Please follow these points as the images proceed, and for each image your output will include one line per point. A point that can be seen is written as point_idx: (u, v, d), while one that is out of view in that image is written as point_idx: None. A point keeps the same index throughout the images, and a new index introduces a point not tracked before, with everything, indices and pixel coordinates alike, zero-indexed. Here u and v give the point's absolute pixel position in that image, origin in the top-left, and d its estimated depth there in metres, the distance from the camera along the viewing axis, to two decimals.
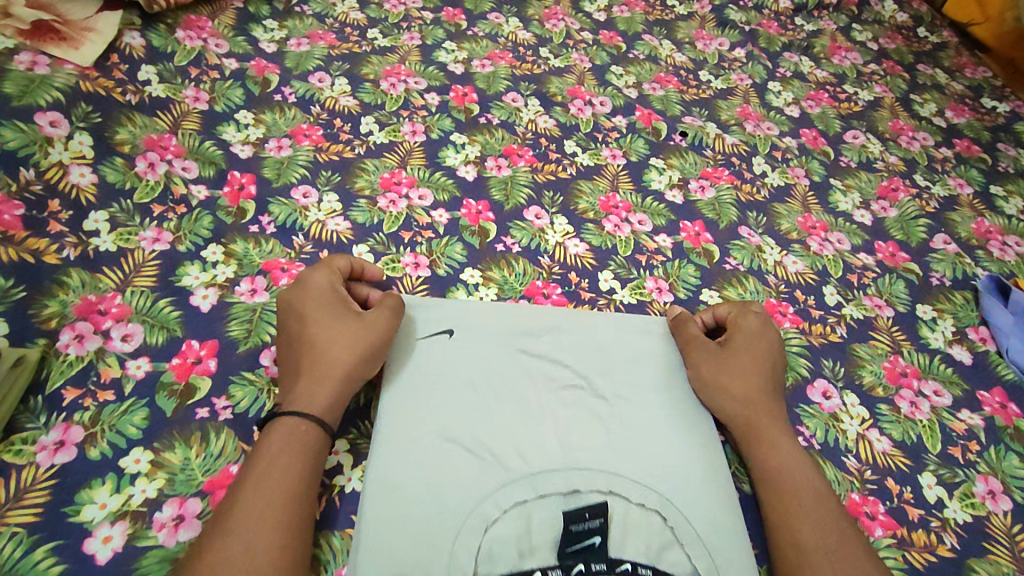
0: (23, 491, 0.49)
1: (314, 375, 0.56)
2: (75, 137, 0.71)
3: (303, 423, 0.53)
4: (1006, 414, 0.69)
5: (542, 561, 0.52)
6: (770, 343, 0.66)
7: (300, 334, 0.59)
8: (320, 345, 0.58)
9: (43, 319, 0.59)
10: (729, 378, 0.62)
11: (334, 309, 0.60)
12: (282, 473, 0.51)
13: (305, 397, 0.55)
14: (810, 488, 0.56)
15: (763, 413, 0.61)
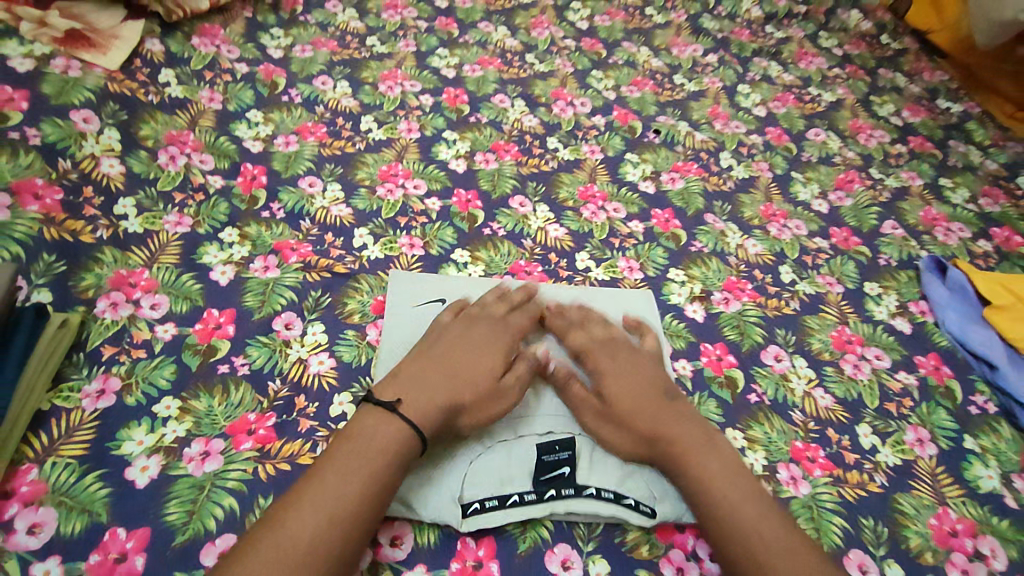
0: (72, 429, 0.57)
1: (437, 390, 0.58)
2: (105, 133, 0.79)
3: (409, 430, 0.54)
4: (938, 375, 0.78)
5: (519, 486, 0.60)
6: (639, 359, 0.66)
7: (447, 354, 0.62)
8: (457, 368, 0.61)
9: (82, 289, 0.67)
10: (613, 406, 0.62)
11: (489, 347, 0.64)
12: (360, 460, 0.52)
13: (422, 404, 0.56)
14: (724, 482, 0.56)
15: (663, 427, 0.60)
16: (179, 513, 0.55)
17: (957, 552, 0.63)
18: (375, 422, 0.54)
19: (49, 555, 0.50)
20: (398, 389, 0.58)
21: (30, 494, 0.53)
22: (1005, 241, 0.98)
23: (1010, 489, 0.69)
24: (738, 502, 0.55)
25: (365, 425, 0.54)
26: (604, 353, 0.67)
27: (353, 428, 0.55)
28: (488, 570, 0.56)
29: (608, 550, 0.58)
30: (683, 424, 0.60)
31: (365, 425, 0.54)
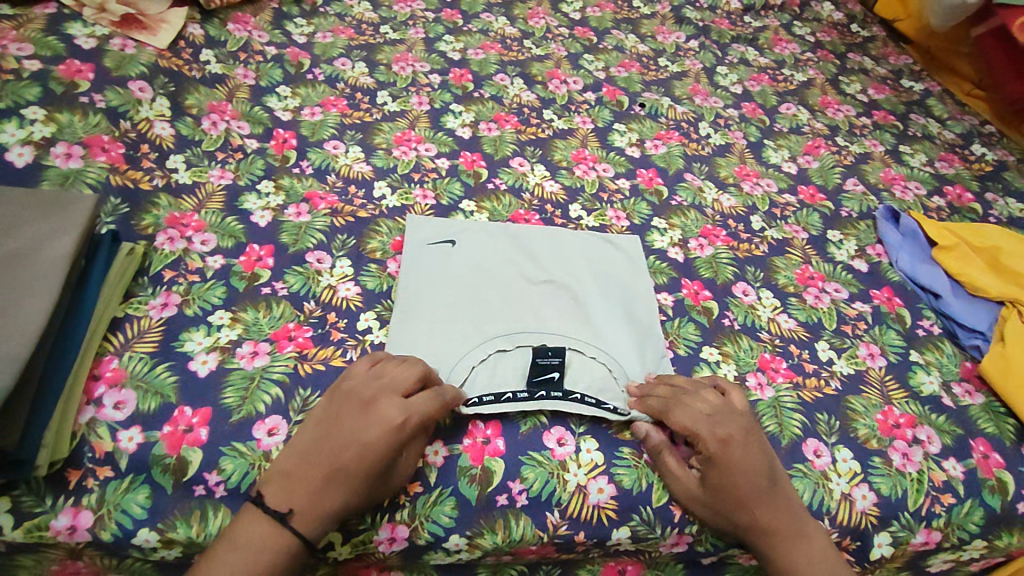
0: (143, 332, 0.68)
1: (326, 501, 0.55)
2: (157, 101, 0.91)
3: (296, 543, 0.54)
4: (890, 304, 0.88)
5: (514, 387, 0.70)
6: (751, 441, 0.63)
7: (340, 439, 0.57)
8: (349, 467, 0.56)
9: (143, 227, 0.78)
10: (714, 495, 0.61)
11: (390, 436, 0.58)
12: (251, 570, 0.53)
13: (311, 518, 0.55)
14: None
15: (760, 517, 0.61)
16: (234, 397, 0.65)
17: (898, 439, 0.72)
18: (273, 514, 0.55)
19: (132, 424, 0.61)
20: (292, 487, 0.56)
21: (113, 378, 0.63)
22: (956, 198, 1.09)
23: (948, 392, 0.78)
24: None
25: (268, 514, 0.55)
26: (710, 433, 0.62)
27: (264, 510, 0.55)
28: (495, 446, 0.65)
29: (596, 432, 0.68)
30: (784, 518, 0.62)
31: (257, 531, 0.54)
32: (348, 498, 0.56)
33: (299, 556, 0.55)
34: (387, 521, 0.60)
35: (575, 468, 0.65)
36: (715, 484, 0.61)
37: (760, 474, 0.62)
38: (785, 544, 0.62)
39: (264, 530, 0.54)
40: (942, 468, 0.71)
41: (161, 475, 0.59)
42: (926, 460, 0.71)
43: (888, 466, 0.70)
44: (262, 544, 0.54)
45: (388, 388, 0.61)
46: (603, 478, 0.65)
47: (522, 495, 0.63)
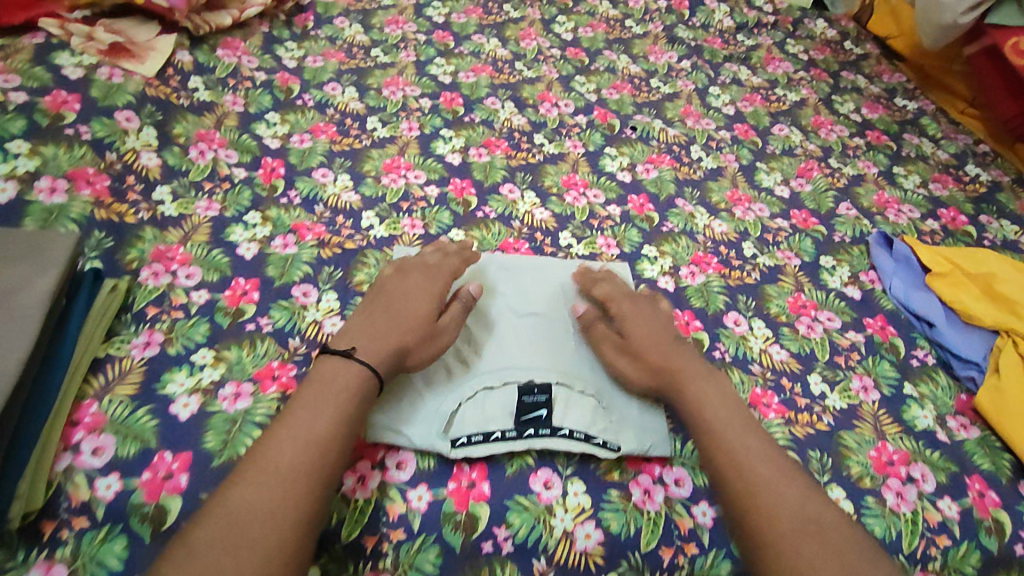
0: (124, 373, 0.67)
1: (388, 338, 0.67)
2: (144, 130, 0.90)
3: (365, 371, 0.64)
4: (884, 333, 0.87)
5: (502, 425, 0.68)
6: (658, 317, 0.77)
7: (388, 300, 0.72)
8: (398, 314, 0.70)
9: (127, 262, 0.77)
10: (634, 345, 0.73)
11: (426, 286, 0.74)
12: (336, 394, 0.62)
13: (375, 348, 0.66)
14: (734, 427, 0.66)
15: (671, 363, 0.71)
16: (216, 441, 0.64)
17: (892, 478, 0.71)
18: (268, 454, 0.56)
19: (110, 471, 0.60)
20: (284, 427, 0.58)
21: (92, 424, 0.62)
22: (951, 221, 1.08)
23: (943, 427, 0.78)
24: (778, 493, 0.60)
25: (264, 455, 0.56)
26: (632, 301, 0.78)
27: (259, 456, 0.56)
28: (480, 490, 0.65)
29: (584, 474, 0.67)
30: (695, 367, 0.71)
31: (326, 368, 0.64)
32: (404, 331, 0.68)
33: (370, 384, 0.64)
34: (370, 569, 0.59)
35: (562, 512, 0.64)
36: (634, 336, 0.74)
37: (670, 337, 0.74)
38: (731, 439, 0.64)
39: (267, 468, 0.55)
40: (937, 508, 0.70)
41: (139, 524, 0.58)
42: (920, 499, 0.70)
43: (882, 507, 0.69)
44: (267, 481, 0.54)
45: (412, 268, 0.76)
46: (590, 523, 0.64)
47: (507, 542, 0.62)
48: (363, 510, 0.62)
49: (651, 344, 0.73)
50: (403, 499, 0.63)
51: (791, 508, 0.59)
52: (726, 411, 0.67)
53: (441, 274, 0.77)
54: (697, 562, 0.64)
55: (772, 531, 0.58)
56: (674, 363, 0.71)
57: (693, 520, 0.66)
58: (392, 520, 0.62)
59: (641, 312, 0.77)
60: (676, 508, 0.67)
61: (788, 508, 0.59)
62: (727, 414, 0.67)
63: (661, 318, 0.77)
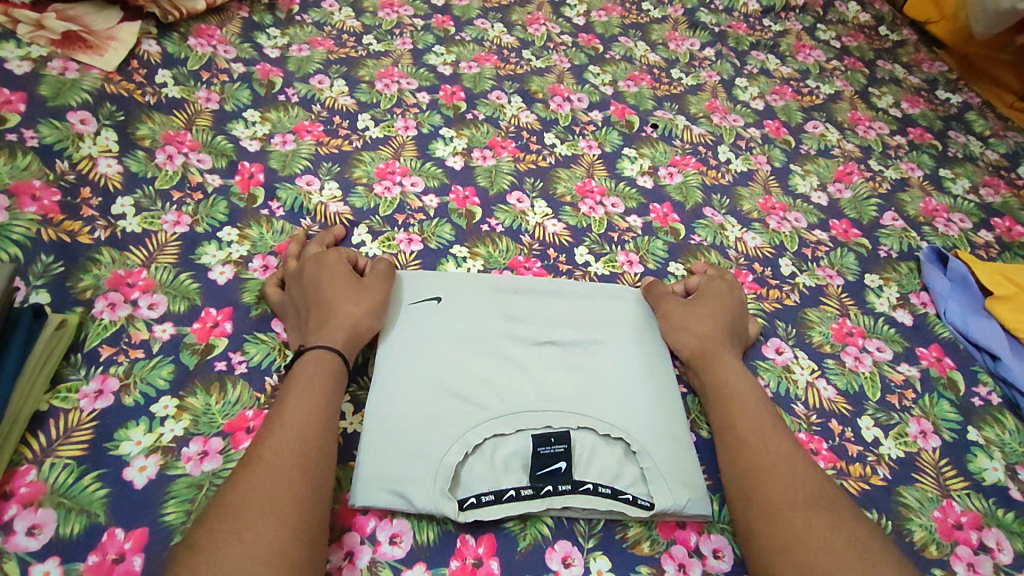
0: (70, 430, 0.57)
1: (331, 322, 0.65)
2: (102, 134, 0.79)
3: (328, 351, 0.62)
4: (940, 366, 0.77)
5: (516, 481, 0.58)
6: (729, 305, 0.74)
7: (307, 295, 0.68)
8: (324, 300, 0.67)
9: (79, 290, 0.67)
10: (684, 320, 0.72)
11: (327, 264, 0.70)
12: (305, 389, 0.59)
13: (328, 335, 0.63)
14: (755, 407, 0.64)
15: (716, 346, 0.69)
16: (177, 513, 0.54)
17: (962, 545, 0.62)
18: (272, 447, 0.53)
19: (49, 555, 0.50)
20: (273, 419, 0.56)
21: (28, 496, 0.52)
22: (1006, 231, 0.98)
23: (1015, 480, 0.68)
24: (787, 475, 0.58)
25: (264, 447, 0.53)
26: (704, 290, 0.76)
27: (258, 450, 0.53)
28: (488, 568, 0.54)
29: (609, 546, 0.57)
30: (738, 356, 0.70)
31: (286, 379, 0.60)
32: (341, 310, 0.66)
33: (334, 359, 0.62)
34: None
35: None
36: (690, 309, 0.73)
37: (726, 320, 0.73)
38: (754, 417, 0.63)
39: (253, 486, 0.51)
40: None
41: None
42: (996, 572, 0.60)
43: None
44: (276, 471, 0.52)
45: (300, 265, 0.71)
46: None
47: None
48: None
49: (702, 322, 0.72)
50: None
51: (800, 487, 0.57)
52: (754, 395, 0.65)
53: (329, 252, 0.72)
54: None
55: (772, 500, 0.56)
56: (719, 347, 0.69)
57: None
58: None
59: (711, 294, 0.75)
60: None
61: (797, 487, 0.57)
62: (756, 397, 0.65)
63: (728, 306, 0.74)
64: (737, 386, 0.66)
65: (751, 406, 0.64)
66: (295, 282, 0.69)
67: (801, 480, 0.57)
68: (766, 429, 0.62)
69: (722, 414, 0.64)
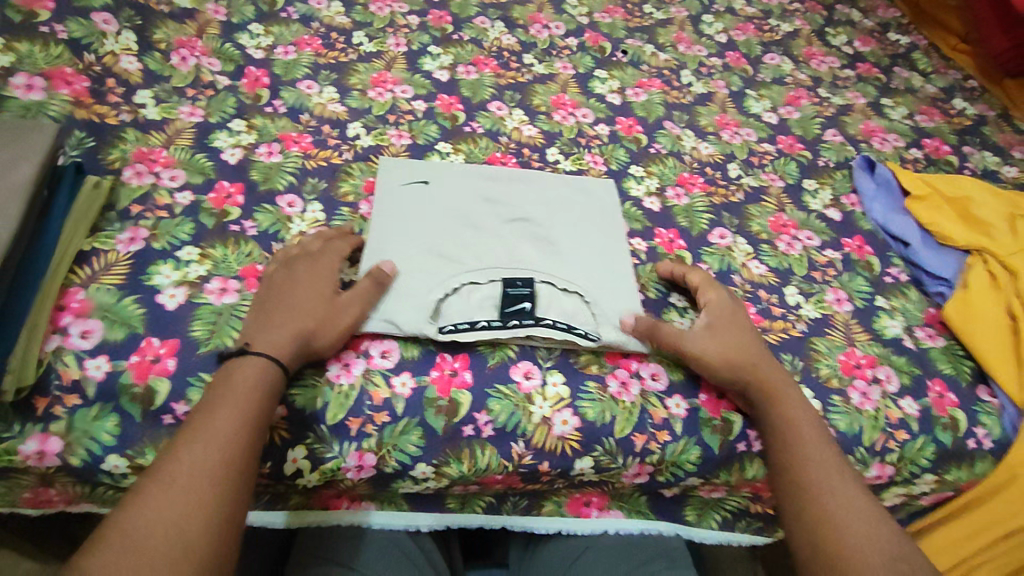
0: (110, 265, 0.67)
1: (289, 321, 0.61)
2: (123, 34, 0.88)
3: (268, 363, 0.58)
4: (860, 252, 0.89)
5: (487, 316, 0.69)
6: (746, 316, 0.73)
7: (279, 289, 0.64)
8: (289, 301, 0.63)
9: (109, 161, 0.77)
10: (724, 348, 0.68)
11: (317, 268, 0.67)
12: (243, 397, 0.55)
13: (276, 337, 0.60)
14: (814, 445, 0.63)
15: (762, 369, 0.67)
16: (202, 330, 0.65)
17: (859, 379, 0.74)
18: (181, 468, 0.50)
19: (99, 353, 0.61)
20: (190, 430, 0.52)
21: (79, 309, 0.63)
22: (934, 149, 1.09)
23: (911, 336, 0.80)
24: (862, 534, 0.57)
25: (185, 450, 0.51)
26: (722, 305, 0.73)
27: (179, 447, 0.51)
28: (462, 378, 0.66)
29: (563, 366, 0.68)
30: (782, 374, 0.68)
31: (227, 375, 0.57)
32: (302, 316, 0.62)
33: (272, 375, 0.58)
34: (354, 449, 0.61)
35: (541, 401, 0.66)
36: (722, 329, 0.70)
37: (753, 337, 0.71)
38: (817, 461, 0.62)
39: (170, 485, 0.49)
40: (899, 406, 0.72)
41: (130, 403, 0.60)
42: (884, 398, 0.73)
43: (847, 405, 0.71)
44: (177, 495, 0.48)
45: (294, 254, 0.68)
46: (568, 410, 0.65)
47: (487, 426, 0.64)
48: (347, 395, 0.63)
49: (735, 344, 0.69)
50: (387, 385, 0.64)
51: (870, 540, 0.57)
52: (812, 430, 0.65)
53: (329, 255, 0.69)
54: (668, 448, 0.66)
55: (842, 547, 0.57)
56: (766, 371, 0.68)
57: (667, 411, 0.68)
58: (375, 404, 0.63)
59: (727, 309, 0.73)
60: (651, 401, 0.68)
61: (862, 536, 0.57)
62: (818, 440, 0.64)
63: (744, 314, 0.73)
64: (796, 422, 0.65)
65: (812, 446, 0.63)
66: (279, 270, 0.66)
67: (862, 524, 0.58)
68: (829, 470, 0.62)
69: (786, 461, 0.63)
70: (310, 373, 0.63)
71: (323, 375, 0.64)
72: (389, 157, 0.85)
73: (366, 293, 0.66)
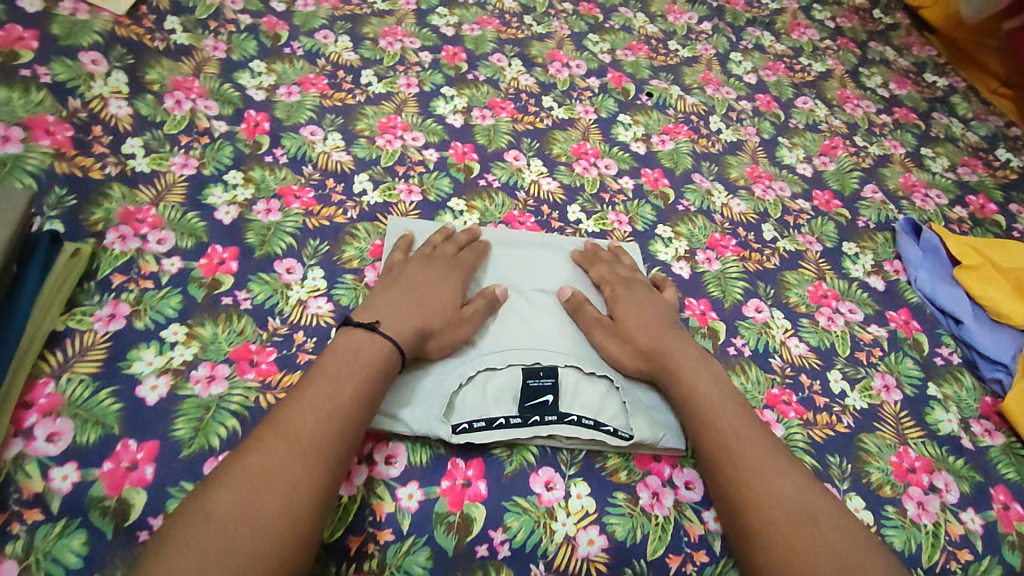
0: (85, 349, 0.61)
1: (417, 310, 0.63)
2: (113, 75, 0.81)
3: (391, 350, 0.59)
4: (907, 328, 0.82)
5: (505, 411, 0.62)
6: (642, 295, 0.71)
7: (410, 279, 0.67)
8: (422, 296, 0.65)
9: (91, 222, 0.70)
10: (628, 334, 0.68)
11: (452, 274, 0.69)
12: (367, 364, 0.57)
13: (399, 321, 0.61)
14: (713, 410, 0.62)
15: (663, 348, 0.66)
16: (186, 429, 0.58)
17: (914, 486, 0.67)
18: (300, 406, 0.53)
19: (67, 461, 0.54)
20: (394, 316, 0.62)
21: (48, 406, 0.56)
22: (979, 209, 1.02)
23: (966, 432, 0.73)
24: (776, 495, 0.56)
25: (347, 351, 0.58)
26: (626, 284, 0.73)
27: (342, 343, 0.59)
28: (476, 489, 0.59)
29: (589, 472, 0.62)
30: (685, 351, 0.66)
31: (350, 342, 0.59)
32: (429, 312, 0.64)
33: (391, 364, 0.59)
34: (353, 571, 0.54)
35: (564, 516, 0.59)
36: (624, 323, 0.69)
37: (659, 321, 0.69)
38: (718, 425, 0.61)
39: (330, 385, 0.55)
40: (959, 520, 0.66)
41: (100, 518, 0.53)
42: (942, 510, 0.66)
43: (903, 517, 0.64)
44: (298, 433, 0.52)
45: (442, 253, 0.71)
46: (594, 528, 0.59)
47: (504, 546, 0.57)
48: (347, 509, 0.56)
49: (633, 336, 0.68)
50: (391, 498, 0.57)
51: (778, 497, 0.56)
52: (713, 397, 0.63)
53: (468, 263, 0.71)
54: (705, 572, 0.59)
55: (754, 513, 0.55)
56: (668, 354, 0.66)
57: (704, 527, 0.61)
58: (379, 520, 0.56)
59: (627, 299, 0.71)
60: (687, 514, 0.61)
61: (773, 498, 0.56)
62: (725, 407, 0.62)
63: (648, 296, 0.72)
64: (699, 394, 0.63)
65: (716, 412, 0.62)
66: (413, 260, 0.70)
67: (769, 484, 0.57)
68: (734, 433, 0.60)
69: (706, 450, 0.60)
70: None
71: None
72: (392, 221, 0.78)
73: (484, 310, 0.67)
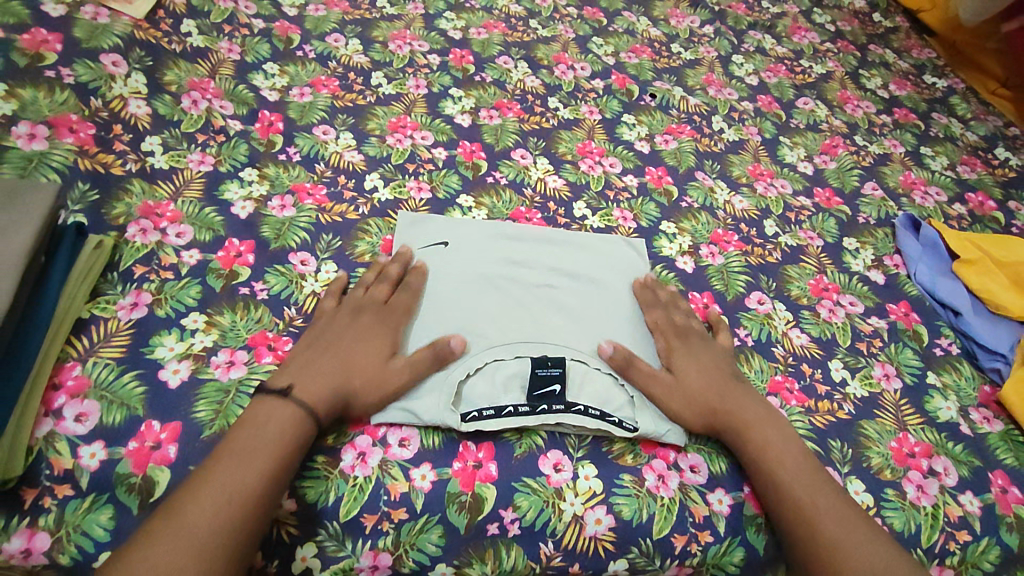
0: (109, 335, 0.63)
1: (338, 372, 0.61)
2: (132, 76, 0.84)
3: (304, 418, 0.57)
4: (907, 320, 0.84)
5: (514, 400, 0.64)
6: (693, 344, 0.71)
7: (333, 336, 0.65)
8: (346, 357, 0.62)
9: (113, 216, 0.72)
10: (687, 385, 0.67)
11: (381, 324, 0.67)
12: (280, 429, 0.56)
13: (317, 385, 0.59)
14: (781, 454, 0.63)
15: (728, 404, 0.66)
16: (206, 411, 0.60)
17: (913, 470, 0.68)
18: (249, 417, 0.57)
19: (95, 439, 0.57)
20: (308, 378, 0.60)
21: (75, 388, 0.59)
22: (978, 205, 1.04)
23: (965, 419, 0.75)
24: (850, 527, 0.59)
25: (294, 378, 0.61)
26: (681, 333, 0.72)
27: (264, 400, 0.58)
28: (487, 471, 0.61)
29: (595, 455, 0.63)
30: (745, 402, 0.67)
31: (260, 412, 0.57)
32: (350, 372, 0.61)
33: (306, 424, 0.57)
34: (368, 548, 0.56)
35: (572, 497, 0.60)
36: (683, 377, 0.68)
37: (714, 371, 0.69)
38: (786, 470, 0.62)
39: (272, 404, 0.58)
40: (958, 503, 0.67)
41: (126, 495, 0.55)
42: (941, 493, 0.67)
43: (902, 500, 0.66)
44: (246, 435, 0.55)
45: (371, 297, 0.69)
46: (601, 508, 0.60)
47: (514, 524, 0.59)
48: (362, 488, 0.58)
49: (697, 390, 0.67)
50: (405, 478, 0.59)
51: (853, 530, 0.58)
52: (778, 441, 0.64)
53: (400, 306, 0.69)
54: (709, 550, 0.61)
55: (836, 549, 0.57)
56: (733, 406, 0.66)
57: (709, 508, 0.63)
58: (393, 499, 0.58)
59: (680, 350, 0.70)
60: (692, 495, 0.63)
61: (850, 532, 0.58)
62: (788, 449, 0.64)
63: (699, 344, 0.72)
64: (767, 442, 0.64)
65: (780, 454, 0.63)
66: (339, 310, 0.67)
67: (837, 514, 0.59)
68: (803, 474, 0.62)
69: (775, 497, 0.61)
70: (321, 462, 0.59)
71: (336, 466, 0.59)
72: (404, 214, 0.80)
73: (419, 361, 0.63)
